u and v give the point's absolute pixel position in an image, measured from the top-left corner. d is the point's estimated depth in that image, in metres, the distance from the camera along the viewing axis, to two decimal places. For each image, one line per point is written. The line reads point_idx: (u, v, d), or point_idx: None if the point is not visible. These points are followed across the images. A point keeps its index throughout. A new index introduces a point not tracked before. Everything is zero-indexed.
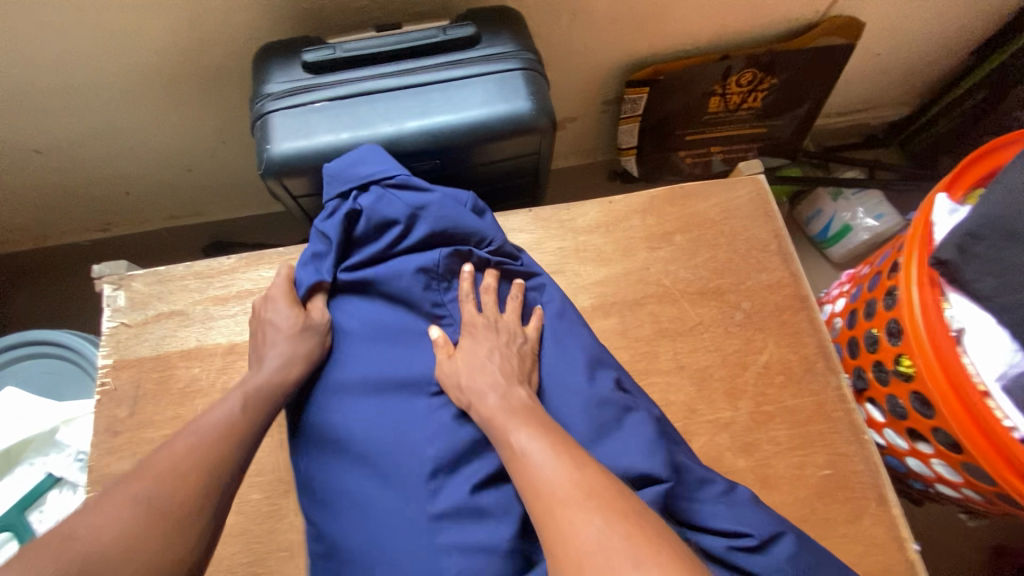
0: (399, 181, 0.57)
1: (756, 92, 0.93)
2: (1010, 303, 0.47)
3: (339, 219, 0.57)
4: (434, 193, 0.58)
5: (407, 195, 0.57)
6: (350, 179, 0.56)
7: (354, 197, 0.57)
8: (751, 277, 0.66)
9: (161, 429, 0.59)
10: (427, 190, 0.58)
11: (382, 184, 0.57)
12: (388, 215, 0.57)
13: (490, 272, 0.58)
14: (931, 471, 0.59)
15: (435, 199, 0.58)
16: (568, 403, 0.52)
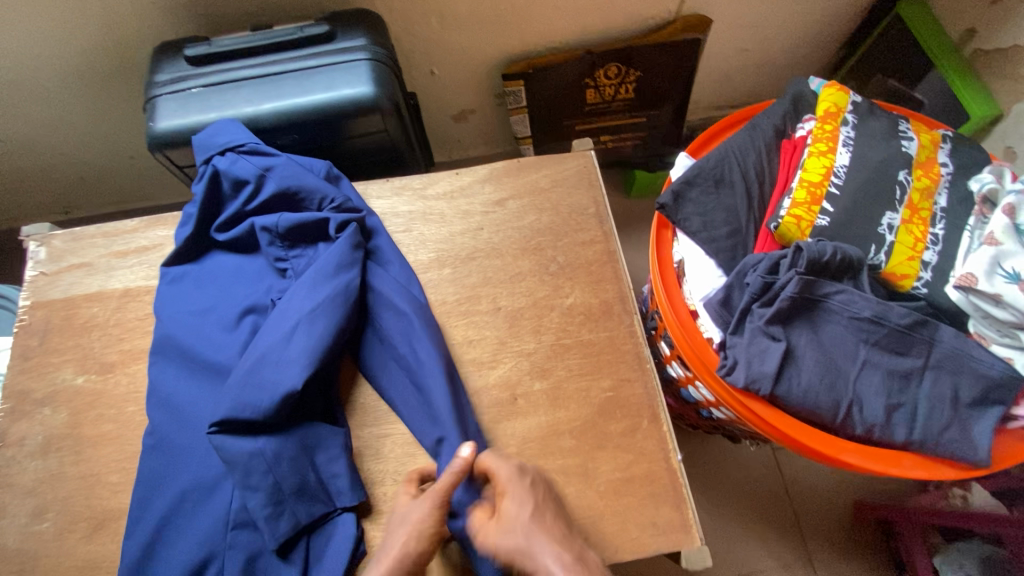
0: (249, 148, 0.70)
1: (626, 84, 1.05)
2: (717, 237, 0.57)
3: (205, 180, 0.70)
4: (282, 158, 0.71)
5: (258, 160, 0.70)
6: (211, 146, 0.70)
7: (213, 161, 0.70)
8: (569, 235, 0.77)
9: (62, 355, 0.72)
10: (274, 155, 0.71)
11: (236, 150, 0.70)
12: (243, 177, 0.70)
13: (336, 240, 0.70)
14: (701, 395, 0.68)
15: (281, 161, 0.71)
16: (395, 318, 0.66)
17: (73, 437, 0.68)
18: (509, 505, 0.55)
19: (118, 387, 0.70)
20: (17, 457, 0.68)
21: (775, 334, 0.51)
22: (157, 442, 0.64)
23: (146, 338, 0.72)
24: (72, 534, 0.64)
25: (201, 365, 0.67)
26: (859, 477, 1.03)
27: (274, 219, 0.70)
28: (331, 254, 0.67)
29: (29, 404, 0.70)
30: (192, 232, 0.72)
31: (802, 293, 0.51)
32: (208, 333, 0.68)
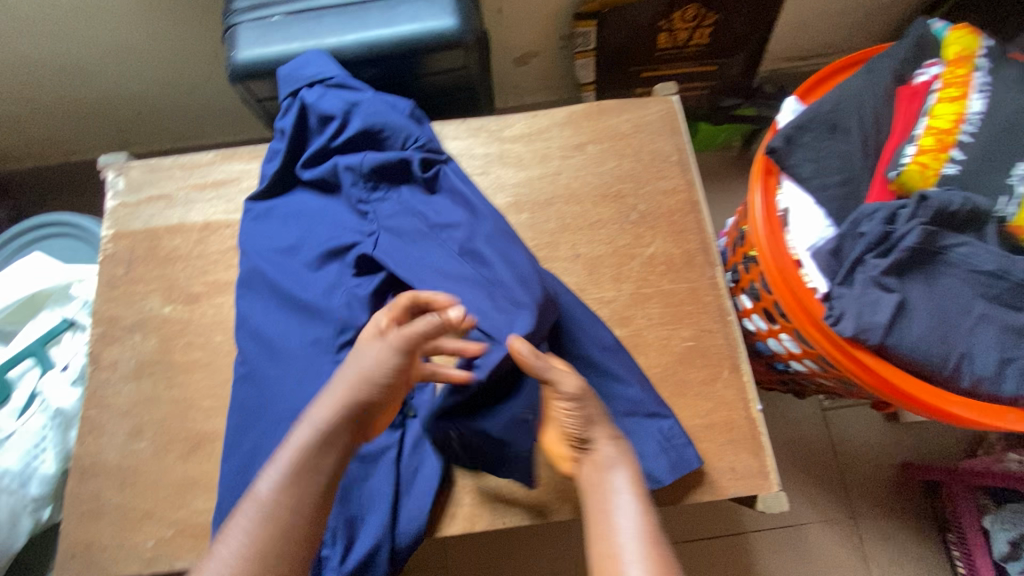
0: (336, 82, 0.68)
1: (701, 28, 1.00)
2: (828, 186, 0.55)
3: (293, 114, 0.69)
4: (368, 93, 0.69)
5: (343, 94, 0.69)
6: (299, 79, 0.68)
7: (299, 93, 0.69)
8: (651, 183, 0.76)
9: (148, 285, 0.74)
10: (360, 90, 0.69)
11: (324, 83, 0.68)
12: (329, 111, 0.68)
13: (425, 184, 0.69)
14: (783, 348, 0.68)
15: (366, 96, 0.69)
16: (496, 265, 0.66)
17: (164, 362, 0.70)
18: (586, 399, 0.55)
19: (204, 317, 0.71)
20: (112, 380, 0.70)
21: (889, 284, 0.50)
22: (252, 371, 0.66)
23: (228, 270, 0.73)
24: (170, 453, 0.67)
25: (290, 301, 0.68)
26: (911, 439, 1.04)
27: (358, 158, 0.68)
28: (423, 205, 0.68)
29: (119, 330, 0.72)
30: (278, 167, 0.72)
31: (922, 244, 0.50)
32: (295, 274, 0.68)
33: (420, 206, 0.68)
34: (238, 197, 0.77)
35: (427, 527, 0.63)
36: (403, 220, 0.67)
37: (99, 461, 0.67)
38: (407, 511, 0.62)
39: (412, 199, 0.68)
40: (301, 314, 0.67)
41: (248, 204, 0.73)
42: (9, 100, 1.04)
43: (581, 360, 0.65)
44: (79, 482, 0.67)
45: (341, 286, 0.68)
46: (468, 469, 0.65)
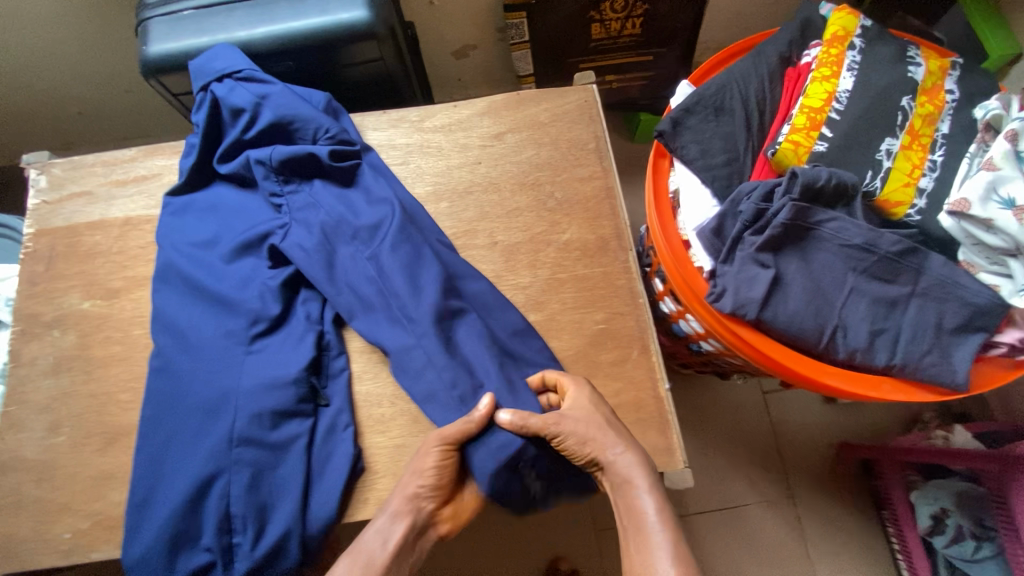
0: (246, 75, 0.69)
1: (633, 18, 1.01)
2: (713, 166, 0.56)
3: (204, 108, 0.69)
4: (279, 87, 0.70)
5: (254, 88, 0.69)
6: (209, 73, 0.69)
7: (210, 88, 0.69)
8: (568, 170, 0.77)
9: (68, 281, 0.74)
10: (272, 83, 0.70)
11: (234, 77, 0.69)
12: (238, 104, 0.69)
13: (335, 173, 0.69)
14: (691, 328, 0.69)
15: (277, 89, 0.69)
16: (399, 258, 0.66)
17: (83, 357, 0.71)
18: (580, 416, 0.58)
19: (123, 312, 0.72)
20: (31, 376, 0.71)
21: (765, 261, 0.52)
22: (165, 364, 0.66)
23: (148, 265, 0.74)
24: (87, 447, 0.67)
25: (204, 295, 0.68)
26: (849, 420, 1.06)
27: (268, 152, 0.68)
28: (332, 198, 0.68)
29: (39, 327, 0.73)
30: (193, 162, 0.71)
31: (795, 220, 0.51)
32: (209, 267, 0.69)
33: (331, 197, 0.68)
34: (159, 192, 0.77)
35: (339, 512, 0.64)
36: (314, 211, 0.67)
37: (19, 456, 0.68)
38: (318, 500, 0.63)
39: (324, 191, 0.69)
40: (212, 307, 0.68)
41: (166, 200, 0.72)
42: None
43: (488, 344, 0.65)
44: None
45: (255, 278, 0.68)
46: (381, 454, 0.66)
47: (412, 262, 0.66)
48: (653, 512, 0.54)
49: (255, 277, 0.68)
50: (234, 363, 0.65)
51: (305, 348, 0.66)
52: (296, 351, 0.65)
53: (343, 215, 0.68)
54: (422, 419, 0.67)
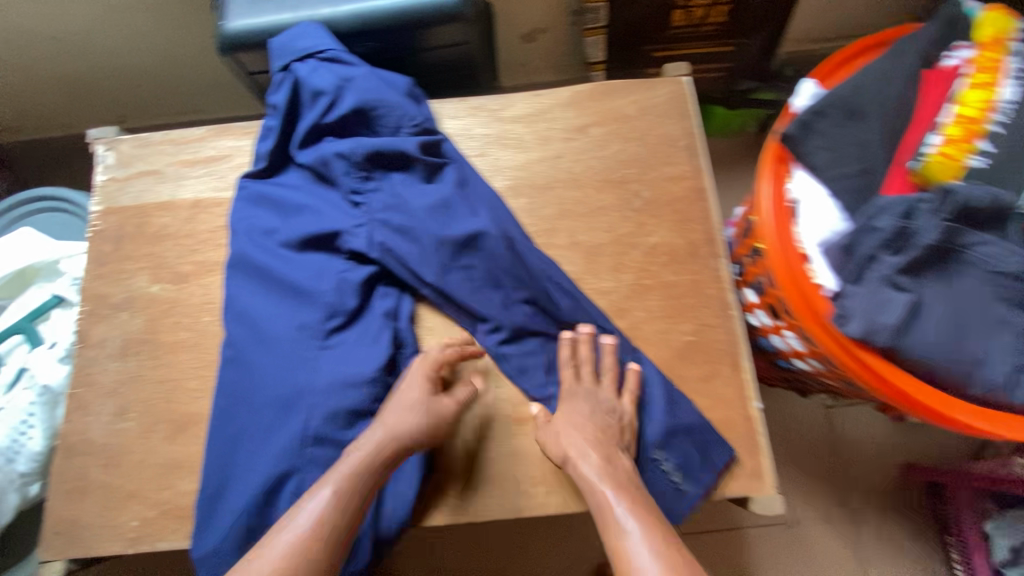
0: (330, 57, 0.66)
1: (719, 5, 0.95)
2: (844, 176, 0.52)
3: (285, 90, 0.67)
4: (363, 70, 0.67)
5: (337, 70, 0.66)
6: (291, 52, 0.66)
7: (292, 67, 0.66)
8: (656, 169, 0.72)
9: (136, 263, 0.72)
10: (355, 66, 0.66)
11: (318, 58, 0.66)
12: (320, 86, 0.66)
13: (417, 164, 0.65)
14: (786, 344, 0.65)
15: (360, 73, 0.66)
16: (491, 259, 0.63)
17: (151, 342, 0.69)
18: (563, 419, 0.59)
19: (193, 297, 0.70)
20: (98, 359, 0.69)
21: (901, 284, 0.48)
22: (239, 354, 0.64)
23: (217, 250, 0.71)
24: (155, 434, 0.66)
25: (278, 285, 0.66)
26: (917, 440, 1.01)
27: (351, 143, 0.65)
28: (413, 190, 0.65)
29: (107, 308, 0.71)
30: (270, 145, 0.69)
31: (941, 242, 0.47)
32: (281, 257, 0.66)
33: (413, 189, 0.65)
34: (229, 175, 0.75)
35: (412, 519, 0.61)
36: (396, 205, 0.64)
37: (84, 440, 0.67)
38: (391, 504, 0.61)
39: (405, 183, 0.65)
40: (285, 300, 0.65)
41: (240, 182, 0.70)
42: (6, 69, 1.03)
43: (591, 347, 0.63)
44: (64, 460, 0.66)
45: (329, 271, 0.66)
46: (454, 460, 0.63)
47: (499, 264, 0.63)
48: (631, 527, 0.50)
49: (329, 272, 0.65)
50: (308, 359, 0.62)
51: (381, 345, 0.63)
52: (371, 348, 0.63)
53: (424, 208, 0.64)
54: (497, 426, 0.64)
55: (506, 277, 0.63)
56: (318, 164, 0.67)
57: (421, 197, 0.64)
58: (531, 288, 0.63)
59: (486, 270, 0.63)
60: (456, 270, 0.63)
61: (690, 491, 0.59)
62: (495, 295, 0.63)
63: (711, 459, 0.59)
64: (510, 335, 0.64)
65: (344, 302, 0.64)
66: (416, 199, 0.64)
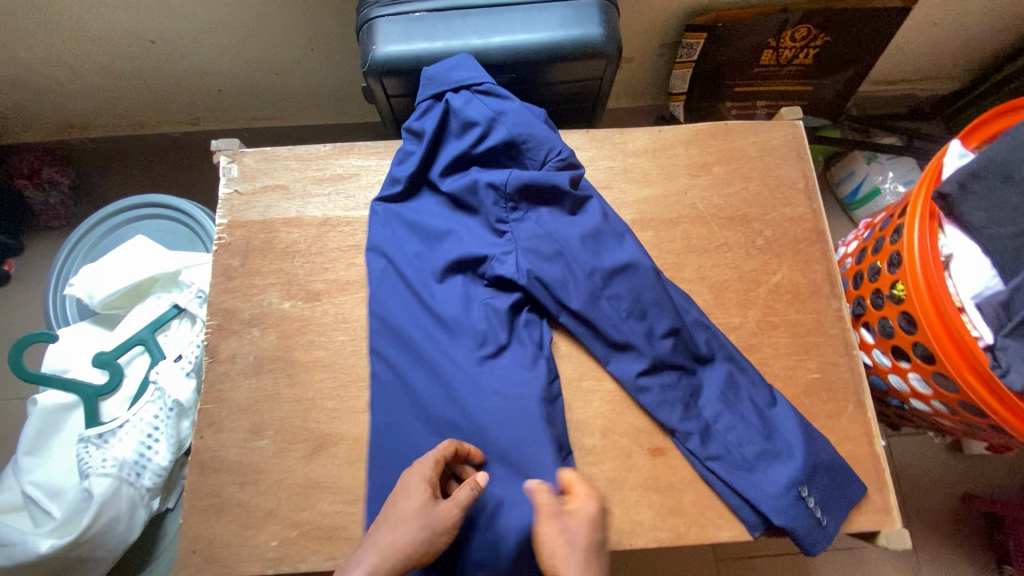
0: (484, 89, 0.67)
1: (809, 49, 1.00)
2: (998, 236, 0.55)
3: (434, 118, 0.68)
4: (513, 103, 0.68)
5: (490, 102, 0.67)
6: (445, 83, 0.67)
7: (445, 97, 0.68)
8: (777, 209, 0.75)
9: (265, 278, 0.72)
10: (505, 98, 0.68)
11: (472, 89, 0.67)
12: (472, 118, 0.67)
13: (567, 197, 0.67)
14: (906, 385, 0.68)
15: (512, 106, 0.67)
16: (639, 294, 0.65)
17: (284, 359, 0.69)
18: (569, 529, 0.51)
19: (326, 316, 0.70)
20: (230, 374, 0.69)
21: None
22: (389, 378, 0.65)
23: (350, 270, 0.72)
24: (293, 453, 0.66)
25: (426, 311, 0.67)
26: (972, 471, 1.07)
27: (503, 176, 0.67)
28: (563, 223, 0.67)
29: (236, 323, 0.71)
30: (414, 171, 0.70)
31: None
32: (425, 282, 0.68)
33: (560, 222, 0.67)
34: (358, 194, 0.75)
35: None
36: (545, 237, 0.66)
37: (218, 457, 0.66)
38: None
39: (554, 216, 0.67)
40: (430, 324, 0.67)
41: (381, 204, 0.71)
42: (93, 66, 1.02)
43: (730, 381, 0.66)
44: (198, 477, 0.66)
45: (476, 299, 0.68)
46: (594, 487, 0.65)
47: (646, 298, 0.65)
48: None
49: (474, 299, 0.67)
50: (458, 385, 0.64)
51: (533, 370, 0.65)
52: (525, 371, 0.64)
53: (574, 240, 0.66)
54: (635, 455, 0.66)
55: (652, 311, 0.65)
56: (466, 194, 0.69)
57: (571, 230, 0.66)
58: (677, 325, 0.65)
59: (634, 304, 0.65)
60: (603, 302, 0.65)
61: (828, 525, 0.62)
62: (642, 329, 0.65)
63: (844, 493, 0.63)
64: (650, 367, 0.65)
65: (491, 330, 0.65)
66: (565, 232, 0.66)
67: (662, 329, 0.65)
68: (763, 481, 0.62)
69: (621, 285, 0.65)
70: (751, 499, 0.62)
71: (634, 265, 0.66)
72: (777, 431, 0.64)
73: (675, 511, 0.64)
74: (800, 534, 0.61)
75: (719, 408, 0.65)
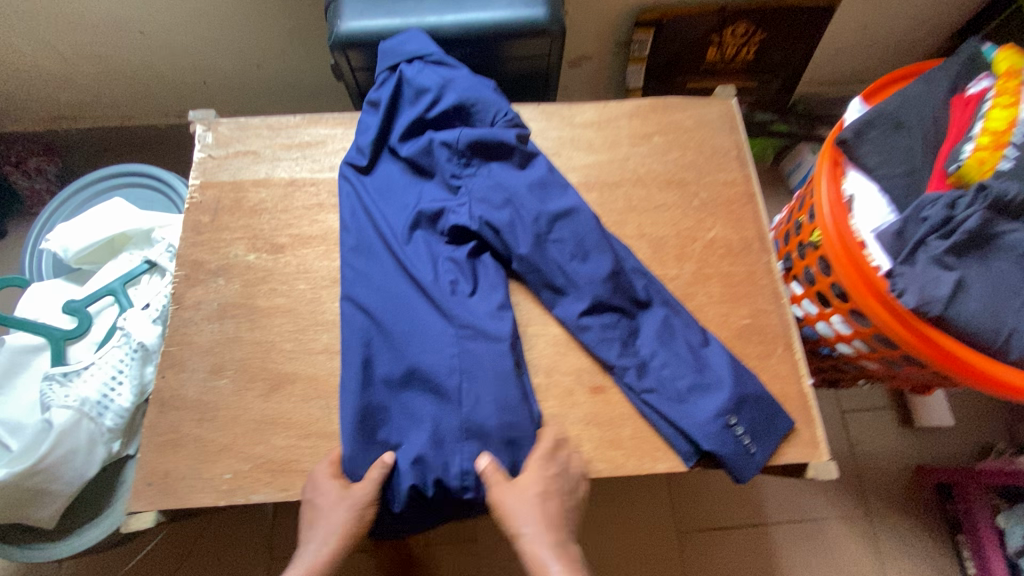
0: (435, 59, 0.74)
1: (749, 46, 1.09)
2: (892, 175, 0.62)
3: (390, 87, 0.74)
4: (462, 71, 0.75)
5: (441, 71, 0.74)
6: (399, 53, 0.74)
7: (400, 67, 0.74)
8: (712, 174, 0.81)
9: (233, 233, 0.77)
10: (455, 68, 0.75)
11: (424, 59, 0.74)
12: (425, 84, 0.73)
13: (513, 153, 0.73)
14: (832, 330, 0.73)
15: (461, 74, 0.74)
16: (579, 237, 0.70)
17: (247, 306, 0.73)
18: (519, 484, 0.60)
19: (288, 267, 0.75)
20: (194, 320, 0.73)
21: (948, 263, 0.56)
22: (350, 326, 0.69)
23: (313, 225, 0.77)
24: (251, 391, 0.69)
25: (390, 267, 0.71)
26: (924, 445, 1.10)
27: (455, 135, 0.72)
28: (509, 176, 0.72)
29: (203, 273, 0.75)
30: (373, 138, 0.75)
31: (980, 228, 0.55)
32: (382, 237, 0.72)
33: (507, 175, 0.72)
34: (324, 159, 0.81)
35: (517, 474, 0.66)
36: (493, 190, 0.71)
37: (178, 396, 0.69)
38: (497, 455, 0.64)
39: (501, 171, 0.72)
40: (386, 276, 0.71)
41: (344, 169, 0.76)
42: (84, 57, 1.09)
43: (667, 322, 0.71)
44: (158, 414, 0.69)
45: (438, 255, 0.72)
46: None
47: (588, 241, 0.70)
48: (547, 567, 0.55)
49: (430, 252, 0.71)
50: (416, 330, 0.68)
51: (491, 311, 0.68)
52: (485, 313, 0.68)
53: (519, 190, 0.71)
54: (576, 393, 0.69)
55: (593, 254, 0.70)
56: (422, 155, 0.74)
57: (517, 182, 0.71)
58: (614, 265, 0.70)
59: (575, 247, 0.70)
60: (548, 247, 0.70)
61: (758, 454, 0.66)
62: (583, 270, 0.69)
63: (772, 425, 0.67)
64: (591, 308, 0.69)
65: (444, 279, 0.70)
66: (511, 183, 0.71)
67: (602, 270, 0.69)
68: (695, 411, 0.66)
69: (563, 230, 0.70)
70: (682, 428, 0.65)
71: (575, 213, 0.71)
72: (710, 367, 0.68)
73: (614, 445, 0.67)
74: (731, 461, 0.65)
75: (656, 347, 0.69)
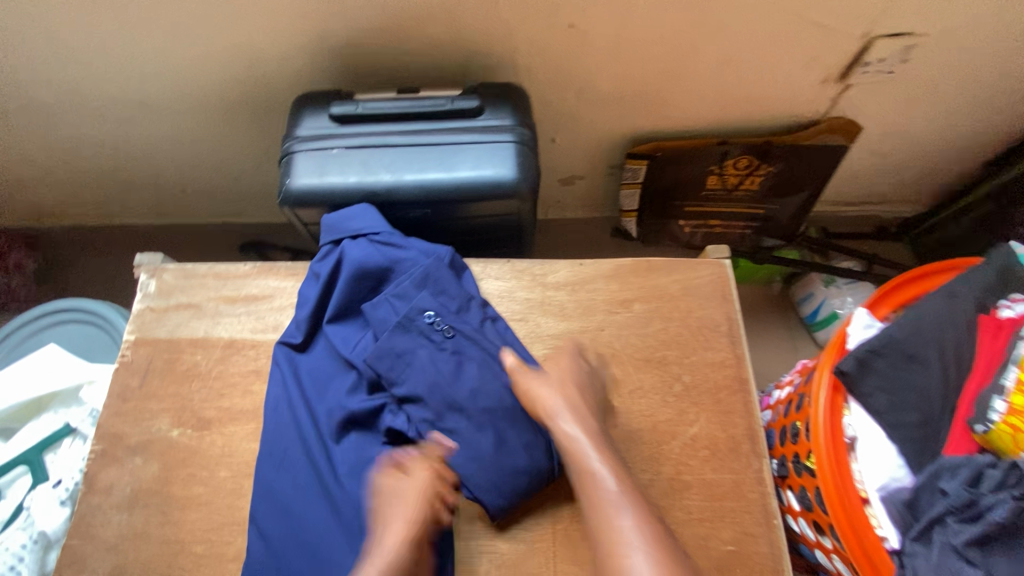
0: (383, 239, 0.69)
1: (753, 176, 0.99)
2: (903, 423, 0.52)
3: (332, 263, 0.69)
4: (411, 251, 0.69)
5: (387, 252, 0.69)
6: (345, 231, 0.69)
7: (343, 244, 0.69)
8: (697, 352, 0.72)
9: (160, 402, 0.70)
10: (403, 248, 0.69)
11: (370, 238, 0.69)
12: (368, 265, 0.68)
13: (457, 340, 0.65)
14: (832, 566, 0.61)
15: (409, 255, 0.69)
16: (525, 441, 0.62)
17: (160, 495, 0.65)
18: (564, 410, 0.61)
19: (213, 448, 0.67)
20: (102, 508, 0.65)
21: (974, 558, 0.45)
22: (261, 550, 0.60)
23: (246, 397, 0.70)
24: None
25: (314, 477, 0.62)
26: None
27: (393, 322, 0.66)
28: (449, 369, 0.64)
29: (121, 450, 0.68)
30: (311, 316, 0.69)
31: (1014, 520, 0.45)
32: (307, 438, 0.64)
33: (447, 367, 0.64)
34: (268, 316, 0.74)
35: None
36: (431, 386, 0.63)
37: None
38: None
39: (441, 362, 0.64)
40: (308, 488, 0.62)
41: (279, 348, 0.69)
42: (64, 168, 1.07)
43: None
44: None
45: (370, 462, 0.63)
46: None
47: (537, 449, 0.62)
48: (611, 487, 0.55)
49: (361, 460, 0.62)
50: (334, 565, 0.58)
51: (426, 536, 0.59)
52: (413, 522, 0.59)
53: (460, 396, 0.63)
54: None
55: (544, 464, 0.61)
56: (358, 342, 0.67)
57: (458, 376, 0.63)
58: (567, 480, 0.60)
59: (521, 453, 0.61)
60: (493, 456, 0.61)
61: None
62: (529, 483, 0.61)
63: None
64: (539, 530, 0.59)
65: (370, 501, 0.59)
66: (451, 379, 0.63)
67: None
68: None
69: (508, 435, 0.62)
70: None
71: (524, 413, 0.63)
72: None
73: None
74: None
75: None
